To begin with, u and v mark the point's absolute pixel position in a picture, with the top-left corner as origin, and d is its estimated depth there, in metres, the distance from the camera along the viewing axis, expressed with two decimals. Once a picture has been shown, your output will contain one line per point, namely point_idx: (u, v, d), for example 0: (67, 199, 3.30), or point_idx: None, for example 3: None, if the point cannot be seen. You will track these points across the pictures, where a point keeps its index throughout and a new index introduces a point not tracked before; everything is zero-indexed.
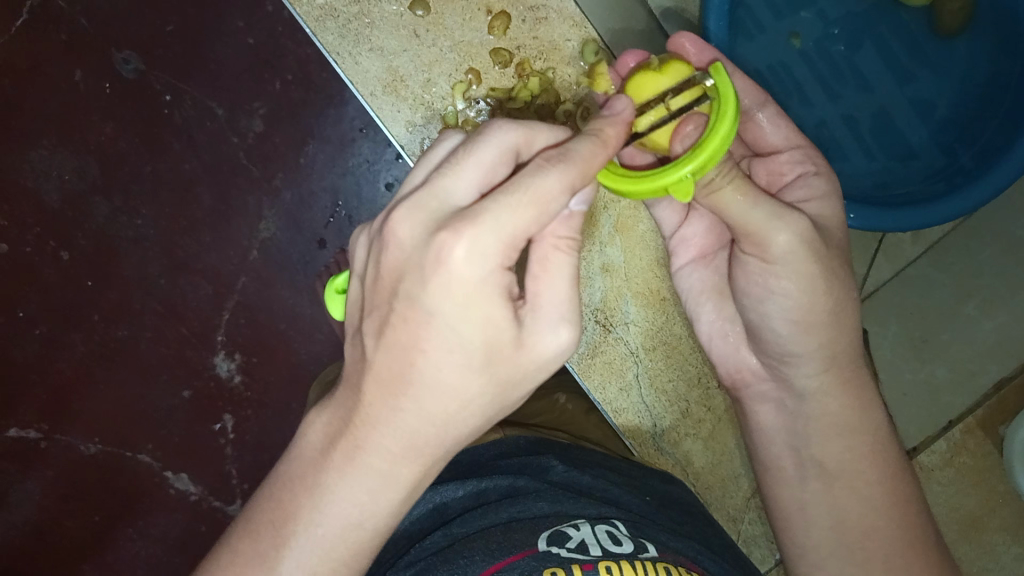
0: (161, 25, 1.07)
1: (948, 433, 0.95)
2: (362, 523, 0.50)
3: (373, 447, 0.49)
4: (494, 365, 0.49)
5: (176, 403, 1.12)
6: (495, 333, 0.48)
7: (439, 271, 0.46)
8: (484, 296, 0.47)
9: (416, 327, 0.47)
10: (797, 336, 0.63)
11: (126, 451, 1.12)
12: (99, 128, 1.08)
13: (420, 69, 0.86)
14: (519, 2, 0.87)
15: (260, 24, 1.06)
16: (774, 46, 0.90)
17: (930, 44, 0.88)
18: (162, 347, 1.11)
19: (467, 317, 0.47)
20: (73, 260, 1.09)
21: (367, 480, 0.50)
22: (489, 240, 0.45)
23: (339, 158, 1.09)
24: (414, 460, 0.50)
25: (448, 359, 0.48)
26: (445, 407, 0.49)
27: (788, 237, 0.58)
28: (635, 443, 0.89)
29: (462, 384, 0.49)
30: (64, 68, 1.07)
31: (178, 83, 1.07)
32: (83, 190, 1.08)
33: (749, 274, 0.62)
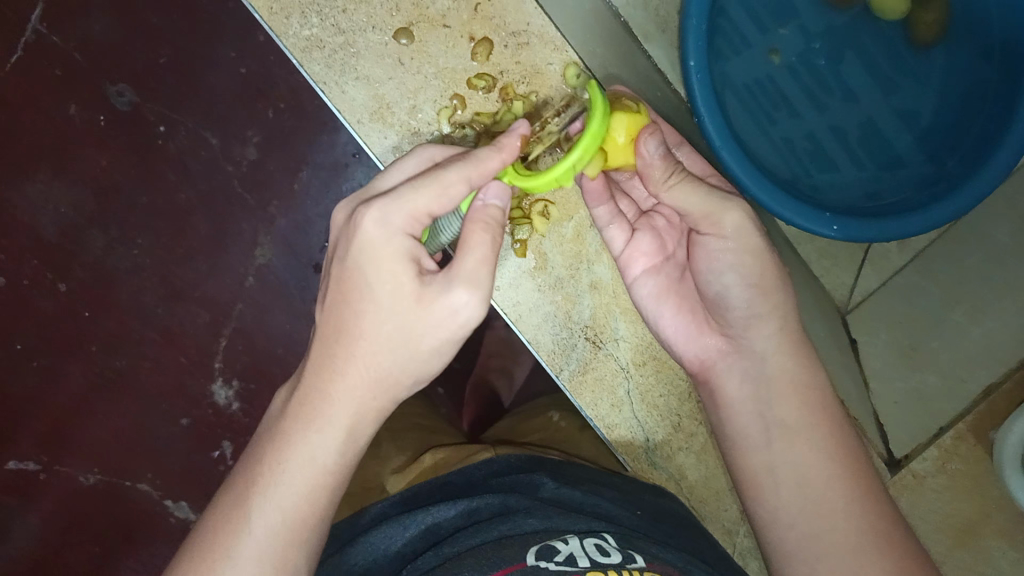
0: (153, 57, 1.08)
1: (940, 438, 0.92)
2: (312, 455, 0.57)
3: (321, 391, 0.57)
4: (407, 316, 0.56)
5: (175, 432, 1.12)
6: (400, 285, 0.56)
7: (354, 236, 0.56)
8: (387, 257, 0.55)
9: (345, 282, 0.57)
10: (755, 301, 0.66)
11: (126, 481, 1.12)
12: (95, 160, 1.09)
13: (407, 97, 0.87)
14: (501, 28, 0.88)
15: (253, 54, 1.08)
16: (758, 60, 0.90)
17: (910, 55, 0.90)
18: (161, 376, 1.12)
19: (377, 272, 0.55)
20: (69, 292, 1.10)
21: (316, 427, 0.57)
22: (390, 211, 0.55)
23: (333, 184, 1.10)
24: (351, 400, 0.57)
25: (367, 311, 0.56)
26: (372, 349, 0.57)
27: (736, 217, 0.65)
28: (628, 458, 0.89)
29: (378, 330, 0.56)
30: (58, 102, 1.08)
31: (172, 114, 1.09)
32: (78, 222, 1.10)
33: (708, 254, 0.67)
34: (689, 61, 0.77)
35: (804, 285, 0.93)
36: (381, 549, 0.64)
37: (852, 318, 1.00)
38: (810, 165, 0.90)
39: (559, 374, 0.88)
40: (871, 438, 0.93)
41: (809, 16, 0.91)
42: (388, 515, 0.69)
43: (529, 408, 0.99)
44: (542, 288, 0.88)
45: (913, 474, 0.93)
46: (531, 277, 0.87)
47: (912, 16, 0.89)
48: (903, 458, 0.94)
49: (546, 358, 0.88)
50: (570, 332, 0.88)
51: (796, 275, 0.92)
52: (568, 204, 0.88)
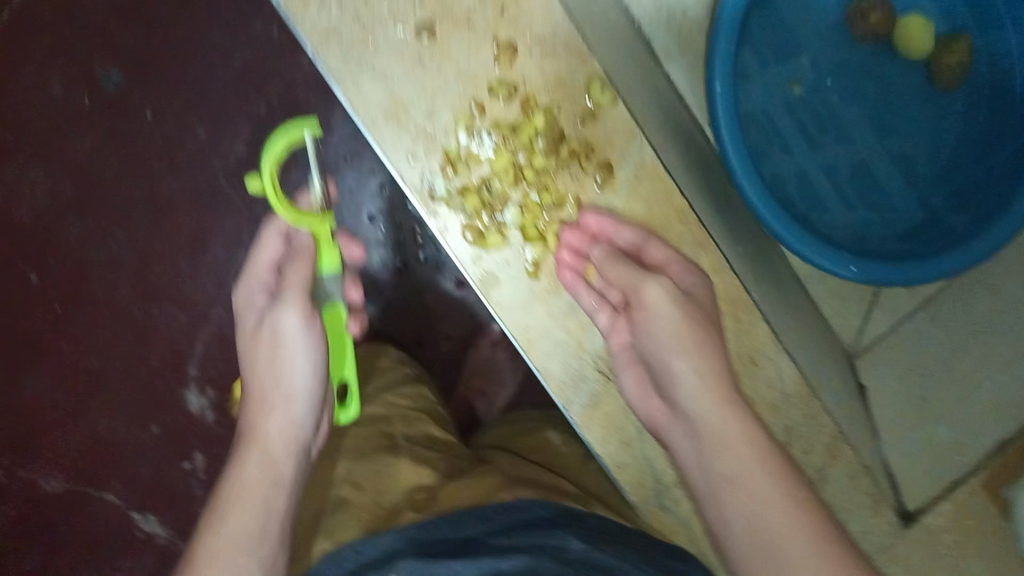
0: (146, 42, 1.04)
1: (955, 490, 0.80)
2: (263, 443, 0.63)
3: (243, 392, 0.66)
4: (260, 327, 0.65)
5: (144, 437, 1.07)
6: (245, 297, 0.68)
7: (248, 280, 0.69)
8: (247, 281, 0.68)
9: (244, 313, 0.69)
10: (696, 391, 0.64)
11: (90, 488, 1.07)
12: (78, 147, 1.05)
13: (424, 97, 0.70)
14: (528, 24, 0.70)
15: (247, 44, 1.03)
16: (775, 87, 0.89)
17: (925, 102, 0.89)
18: (131, 377, 1.07)
19: (242, 288, 0.69)
20: (43, 283, 1.06)
21: (267, 421, 0.63)
22: (269, 252, 0.67)
23: None
24: (247, 396, 0.65)
25: (241, 318, 0.68)
26: (250, 355, 0.66)
27: (659, 288, 0.66)
28: (638, 502, 0.75)
29: (246, 333, 0.66)
30: (45, 84, 1.04)
31: (160, 103, 1.04)
32: (57, 211, 1.05)
33: (648, 339, 0.66)
34: (715, 84, 0.76)
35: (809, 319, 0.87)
36: None
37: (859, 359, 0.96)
38: (804, 200, 0.88)
39: (567, 406, 0.74)
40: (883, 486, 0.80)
41: (825, 50, 0.89)
42: (386, 562, 0.64)
43: (513, 428, 0.93)
44: (552, 312, 0.73)
45: (927, 528, 0.79)
46: (544, 301, 0.73)
47: (934, 57, 0.87)
48: (915, 510, 0.80)
49: (552, 387, 0.73)
50: (581, 361, 0.74)
51: (803, 312, 0.88)
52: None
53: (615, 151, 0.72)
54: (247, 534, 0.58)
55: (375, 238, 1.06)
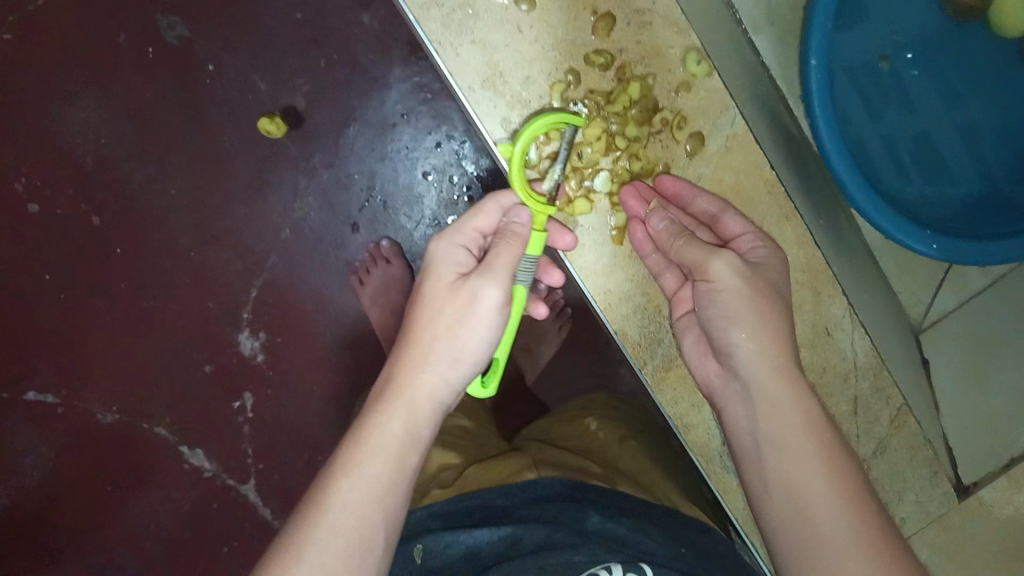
0: None
1: (1009, 469, 0.84)
2: (411, 432, 0.61)
3: (410, 363, 0.64)
4: (451, 304, 0.64)
5: (197, 377, 1.11)
6: (446, 273, 0.66)
7: (454, 233, 0.68)
8: (454, 247, 0.67)
9: (426, 276, 0.66)
10: (753, 360, 0.65)
11: (142, 421, 1.11)
12: (139, 94, 1.07)
13: (521, 66, 0.77)
14: (626, 3, 0.78)
15: (309, 0, 1.05)
16: (859, 54, 0.88)
17: (1002, 74, 0.88)
18: (186, 320, 1.10)
19: (441, 253, 0.67)
20: (103, 226, 1.09)
21: (415, 404, 0.62)
22: (491, 217, 0.68)
23: (378, 143, 1.08)
24: (412, 371, 0.63)
25: (431, 286, 0.65)
26: (430, 327, 0.64)
27: (727, 264, 0.66)
28: (702, 459, 0.85)
29: (436, 302, 0.65)
30: (109, 30, 1.06)
31: (221, 53, 1.06)
32: (119, 155, 1.08)
33: (709, 310, 0.68)
34: (810, 60, 0.75)
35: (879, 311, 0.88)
36: (421, 561, 0.65)
37: (926, 337, 0.94)
38: (875, 169, 0.87)
39: (642, 367, 0.83)
40: (936, 460, 0.86)
41: (909, 21, 0.88)
42: (423, 526, 0.69)
43: (567, 410, 0.97)
44: (633, 278, 0.81)
45: (980, 501, 0.85)
46: (626, 265, 0.81)
47: None
48: (972, 484, 0.86)
49: (631, 350, 0.82)
50: (658, 325, 0.82)
51: (869, 284, 0.88)
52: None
53: (706, 125, 0.80)
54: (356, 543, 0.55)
55: (432, 194, 1.09)
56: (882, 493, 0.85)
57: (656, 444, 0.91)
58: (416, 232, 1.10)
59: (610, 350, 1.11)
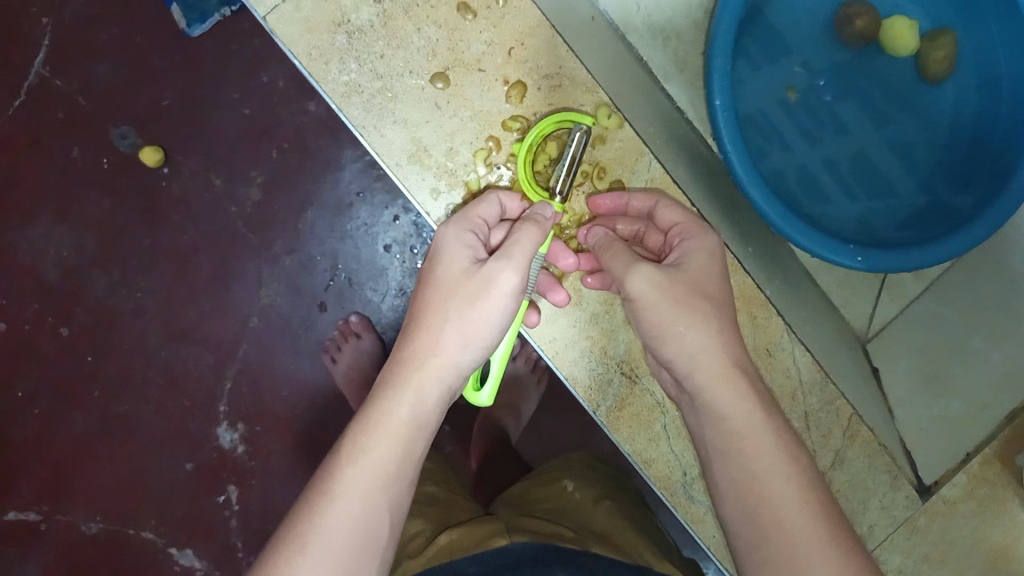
0: (157, 99, 1.09)
1: (967, 463, 0.81)
2: (417, 416, 0.61)
3: (417, 343, 0.63)
4: (465, 286, 0.63)
5: (179, 475, 1.10)
6: (459, 258, 0.65)
7: (466, 216, 0.69)
8: (467, 232, 0.67)
9: (438, 256, 0.67)
10: (690, 367, 0.64)
11: (129, 526, 1.10)
12: (97, 203, 1.09)
13: (444, 139, 0.76)
14: (535, 70, 0.77)
15: (254, 95, 1.09)
16: (772, 90, 0.93)
17: (917, 88, 0.93)
18: (163, 419, 1.10)
19: (454, 236, 0.67)
20: (72, 335, 1.09)
21: (423, 389, 0.62)
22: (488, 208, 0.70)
23: (336, 223, 1.10)
24: (420, 352, 0.62)
25: (445, 267, 0.65)
26: (440, 307, 0.63)
27: (643, 279, 0.65)
28: (666, 494, 0.81)
29: (448, 282, 0.64)
30: (63, 146, 1.09)
31: (175, 155, 1.09)
32: (82, 265, 1.09)
33: (646, 322, 0.66)
34: (714, 100, 0.77)
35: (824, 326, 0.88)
36: None
37: (873, 346, 0.96)
38: (803, 194, 0.91)
39: (596, 410, 0.80)
40: (892, 463, 0.83)
41: (812, 53, 0.94)
42: None
43: (544, 473, 0.99)
44: (576, 323, 0.79)
45: (943, 501, 0.81)
46: (566, 311, 0.79)
47: (924, 51, 0.90)
48: (934, 483, 0.82)
49: (582, 394, 0.80)
50: (606, 367, 0.80)
51: (816, 304, 0.91)
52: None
53: (625, 173, 0.79)
54: (359, 526, 0.55)
55: (394, 265, 1.11)
56: (846, 505, 0.83)
57: (631, 503, 0.91)
58: (383, 304, 1.12)
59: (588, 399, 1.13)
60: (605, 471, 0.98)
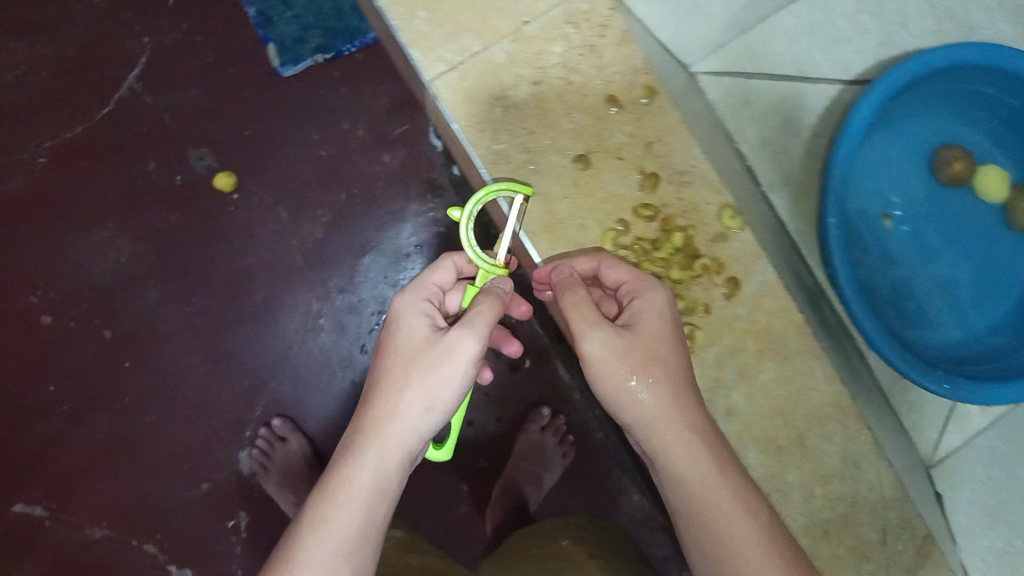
0: (240, 128, 1.13)
1: None
2: (373, 488, 0.62)
3: (374, 417, 0.65)
4: (423, 357, 0.65)
5: (191, 495, 1.09)
6: (416, 328, 0.68)
7: (422, 287, 0.71)
8: (423, 303, 0.70)
9: (392, 329, 0.69)
10: (642, 424, 0.68)
11: (132, 539, 1.08)
12: (163, 216, 1.11)
13: (578, 215, 0.86)
14: (666, 165, 0.87)
15: (334, 139, 1.14)
16: (872, 209, 0.98)
17: (1000, 232, 0.98)
18: (187, 436, 1.09)
19: (412, 308, 0.69)
20: (113, 339, 1.10)
21: (377, 458, 0.63)
22: (445, 275, 0.73)
23: (392, 271, 1.13)
24: (377, 426, 0.64)
25: (406, 340, 0.67)
26: (397, 378, 0.65)
27: (598, 343, 0.66)
28: None
29: (405, 353, 0.66)
30: (141, 158, 1.12)
31: (248, 183, 1.13)
32: (137, 272, 1.10)
33: (607, 385, 0.67)
34: (829, 216, 0.84)
35: (852, 432, 0.89)
36: None
37: (937, 473, 0.99)
38: (890, 313, 0.96)
39: None
40: None
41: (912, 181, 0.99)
42: None
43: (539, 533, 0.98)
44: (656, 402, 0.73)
45: None
46: None
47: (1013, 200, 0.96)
48: None
49: None
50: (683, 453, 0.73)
51: (885, 420, 0.95)
52: (713, 331, 0.87)
53: (740, 270, 0.88)
54: None
55: None
56: None
57: (630, 570, 0.89)
58: None
59: (608, 478, 1.15)
60: (607, 538, 0.97)
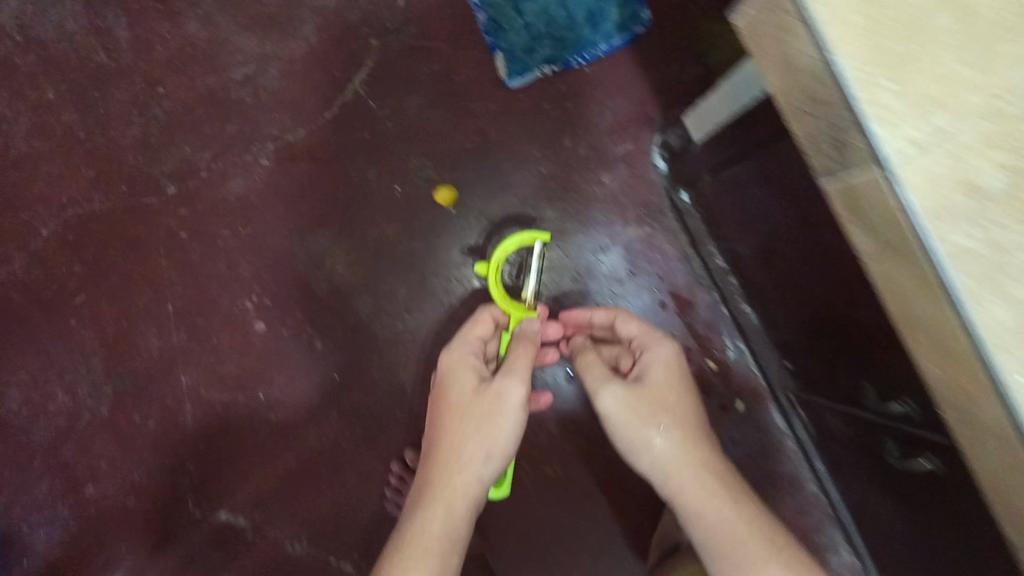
0: (462, 140, 1.10)
1: None
2: (451, 522, 0.73)
3: (442, 454, 0.76)
4: (478, 404, 0.77)
5: (392, 514, 1.07)
6: (466, 378, 0.80)
7: (462, 340, 0.85)
8: (463, 351, 0.83)
9: (444, 378, 0.81)
10: (670, 454, 0.74)
11: (332, 554, 1.06)
12: (380, 226, 1.09)
13: None
14: None
15: (556, 157, 1.11)
16: None
17: None
18: (391, 453, 1.07)
19: (457, 358, 0.83)
20: (325, 350, 1.08)
21: (458, 495, 0.74)
22: (485, 325, 0.87)
23: (607, 294, 1.11)
24: (450, 465, 0.75)
25: (454, 387, 0.80)
26: (462, 425, 0.76)
27: (612, 396, 0.77)
28: None
29: (454, 403, 0.78)
30: (361, 166, 1.09)
31: (467, 197, 1.09)
32: (351, 283, 1.08)
33: (634, 433, 0.75)
34: None
35: None
36: None
37: None
38: None
39: None
40: None
41: None
42: None
43: None
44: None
45: None
46: None
47: None
48: None
49: None
50: None
51: None
52: None
53: None
54: None
55: None
56: None
57: None
58: None
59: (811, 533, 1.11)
60: None
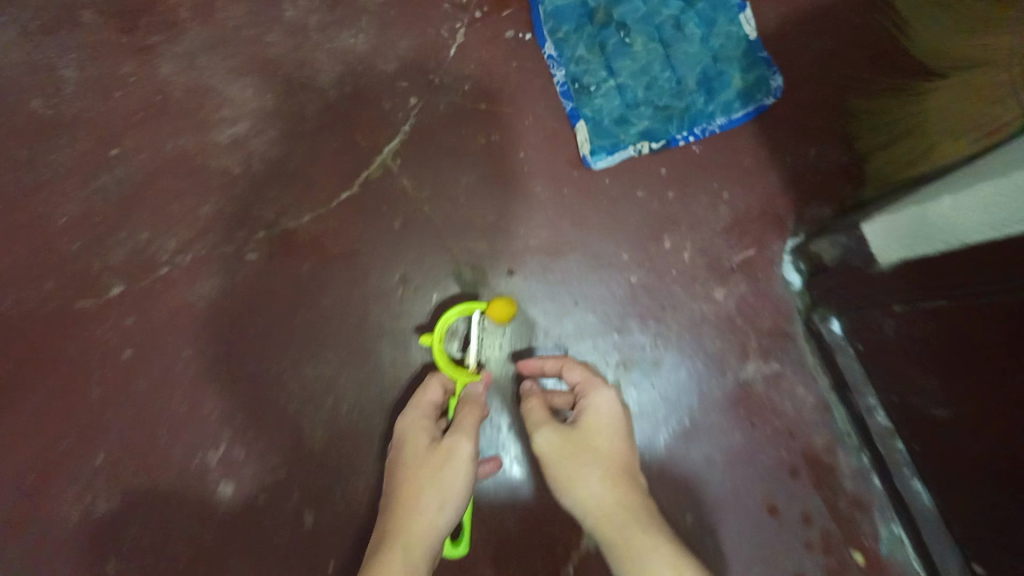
0: (525, 236, 0.81)
1: None
2: None
3: (397, 515, 0.56)
4: (433, 457, 0.59)
5: None
6: (416, 437, 0.62)
7: (412, 404, 0.67)
8: (418, 412, 0.66)
9: (398, 446, 0.63)
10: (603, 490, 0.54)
11: None
12: (406, 349, 0.78)
13: None
14: None
15: (651, 262, 0.81)
16: None
17: None
18: None
19: (408, 420, 0.65)
20: (314, 527, 0.74)
21: (418, 555, 0.53)
22: (438, 388, 0.69)
23: (715, 454, 0.79)
24: (403, 523, 0.55)
25: (402, 450, 0.62)
26: (409, 483, 0.58)
27: (544, 438, 0.59)
28: None
29: (405, 461, 0.60)
30: (383, 264, 0.80)
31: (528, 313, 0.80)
32: (360, 428, 0.76)
33: (557, 469, 0.57)
34: None
35: None
36: None
37: None
38: None
39: None
40: None
41: None
42: None
43: None
44: None
45: None
46: None
47: None
48: None
49: None
50: None
51: None
52: None
53: None
54: None
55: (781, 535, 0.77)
56: None
57: None
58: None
59: None
60: None
